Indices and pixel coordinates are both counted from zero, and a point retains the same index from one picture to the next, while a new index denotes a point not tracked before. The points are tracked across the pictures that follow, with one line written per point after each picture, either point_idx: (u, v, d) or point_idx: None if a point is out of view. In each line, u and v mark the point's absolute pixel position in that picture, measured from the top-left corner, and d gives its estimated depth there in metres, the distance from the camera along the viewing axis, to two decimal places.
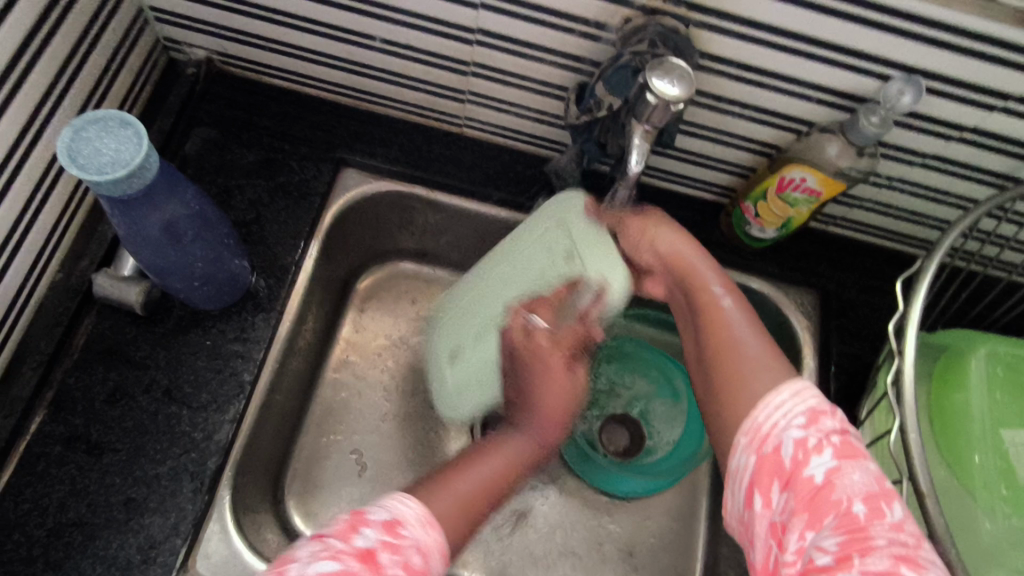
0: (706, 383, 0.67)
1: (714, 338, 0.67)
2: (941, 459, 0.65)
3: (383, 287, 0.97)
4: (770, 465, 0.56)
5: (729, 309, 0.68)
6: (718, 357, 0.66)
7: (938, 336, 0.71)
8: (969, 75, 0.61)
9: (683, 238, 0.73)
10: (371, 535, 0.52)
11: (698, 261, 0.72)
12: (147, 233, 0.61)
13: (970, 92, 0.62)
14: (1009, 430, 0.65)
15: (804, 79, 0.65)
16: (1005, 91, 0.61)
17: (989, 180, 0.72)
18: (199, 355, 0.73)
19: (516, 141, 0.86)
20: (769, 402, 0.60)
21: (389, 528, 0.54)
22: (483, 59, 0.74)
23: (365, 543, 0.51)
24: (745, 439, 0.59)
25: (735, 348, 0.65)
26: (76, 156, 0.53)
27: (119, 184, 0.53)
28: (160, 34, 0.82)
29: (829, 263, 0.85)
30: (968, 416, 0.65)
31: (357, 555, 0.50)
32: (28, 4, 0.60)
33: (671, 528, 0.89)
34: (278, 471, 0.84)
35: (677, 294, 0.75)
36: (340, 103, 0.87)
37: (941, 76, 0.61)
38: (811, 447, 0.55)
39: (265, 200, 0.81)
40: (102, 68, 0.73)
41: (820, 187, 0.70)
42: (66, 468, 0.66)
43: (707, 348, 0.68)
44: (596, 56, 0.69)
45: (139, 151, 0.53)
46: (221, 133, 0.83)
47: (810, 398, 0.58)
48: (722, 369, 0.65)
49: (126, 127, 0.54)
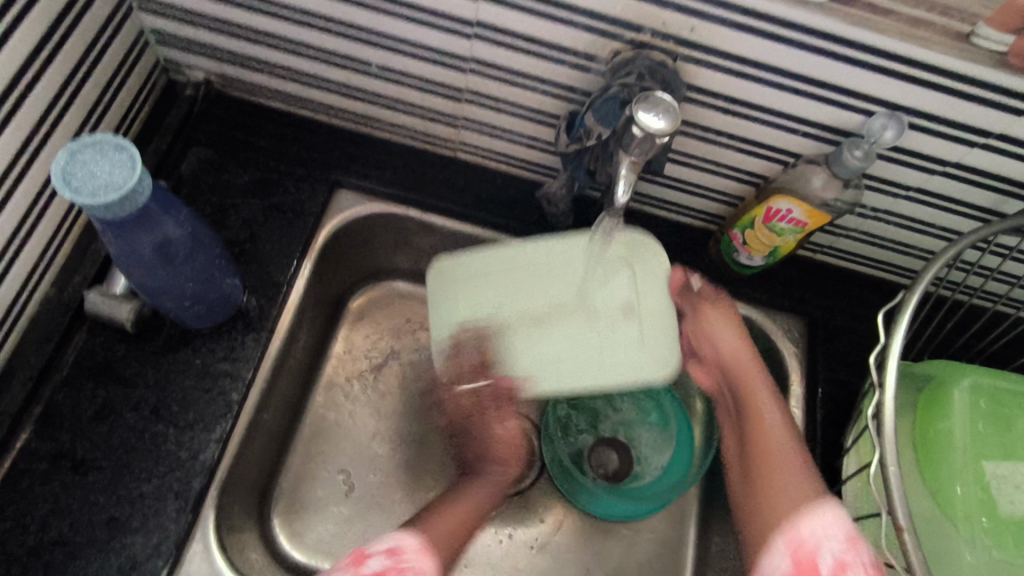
0: (748, 472, 0.74)
1: (759, 437, 0.73)
2: (923, 489, 0.66)
3: (375, 306, 0.98)
4: (806, 572, 0.60)
5: (778, 418, 0.73)
6: (760, 466, 0.72)
7: (922, 366, 0.72)
8: (950, 112, 0.62)
9: (742, 343, 0.79)
10: (378, 564, 0.63)
11: (752, 370, 0.77)
12: (139, 254, 0.62)
13: (951, 129, 0.64)
14: (990, 462, 0.65)
15: (790, 113, 0.67)
16: (985, 128, 0.63)
17: (973, 213, 0.73)
18: (188, 373, 0.73)
19: (508, 166, 0.87)
20: (814, 516, 0.63)
21: (392, 555, 0.65)
22: (476, 86, 0.75)
23: (374, 568, 0.63)
24: (782, 541, 0.64)
25: (778, 452, 0.71)
26: (71, 179, 0.53)
27: (108, 208, 0.54)
28: (160, 55, 0.83)
29: (816, 291, 0.86)
30: (949, 447, 0.65)
31: (362, 572, 0.62)
32: (29, 27, 0.61)
33: (657, 553, 0.89)
34: (265, 490, 0.84)
35: (726, 394, 0.82)
36: (337, 125, 0.88)
37: (923, 112, 0.63)
38: (846, 565, 0.58)
39: (259, 220, 0.82)
40: (101, 88, 0.74)
41: (806, 218, 0.72)
42: (51, 485, 0.66)
43: (751, 443, 0.74)
44: (587, 86, 0.71)
45: (133, 175, 0.54)
46: (217, 153, 0.84)
47: (848, 522, 0.62)
48: (765, 473, 0.71)
49: (119, 151, 0.55)
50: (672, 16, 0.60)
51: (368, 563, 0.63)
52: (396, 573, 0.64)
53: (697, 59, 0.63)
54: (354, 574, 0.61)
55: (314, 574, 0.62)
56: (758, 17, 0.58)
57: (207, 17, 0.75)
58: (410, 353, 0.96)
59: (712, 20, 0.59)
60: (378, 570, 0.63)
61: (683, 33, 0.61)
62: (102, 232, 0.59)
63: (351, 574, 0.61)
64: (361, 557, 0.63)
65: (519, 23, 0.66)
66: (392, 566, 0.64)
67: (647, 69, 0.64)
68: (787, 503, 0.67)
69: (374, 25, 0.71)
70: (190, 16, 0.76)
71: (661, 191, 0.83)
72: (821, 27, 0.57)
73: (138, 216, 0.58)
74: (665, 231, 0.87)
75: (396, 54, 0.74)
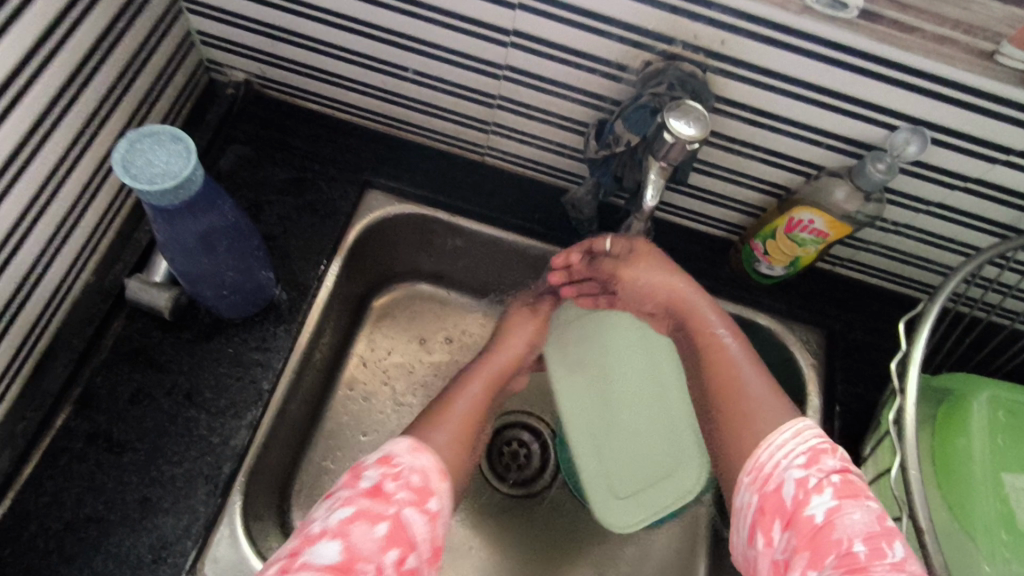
0: (713, 423, 0.71)
1: (718, 377, 0.72)
2: (942, 501, 0.66)
3: (399, 306, 1.00)
4: (771, 506, 0.59)
5: (731, 347, 0.73)
6: (718, 388, 0.72)
7: (943, 379, 0.72)
8: (972, 128, 0.64)
9: (684, 281, 0.78)
10: (377, 475, 0.59)
11: (697, 300, 0.77)
12: (184, 241, 0.64)
13: (974, 145, 0.65)
14: (1010, 475, 0.65)
15: (815, 126, 0.69)
16: (1008, 146, 0.64)
17: (993, 230, 0.75)
18: (221, 361, 0.75)
19: (535, 171, 0.89)
20: (771, 442, 0.63)
21: (386, 463, 0.61)
22: (509, 93, 0.77)
23: (370, 485, 0.58)
24: (749, 479, 0.62)
25: (739, 390, 0.69)
26: (130, 166, 0.56)
27: (165, 196, 0.57)
28: (205, 56, 0.86)
29: (835, 304, 0.87)
30: (969, 459, 0.66)
31: (367, 496, 0.57)
32: (91, 24, 0.64)
33: (671, 560, 0.90)
34: (287, 481, 0.86)
35: (679, 332, 0.81)
36: (370, 128, 0.91)
37: (945, 128, 0.64)
38: (811, 487, 0.57)
39: (293, 216, 0.84)
40: (150, 84, 0.77)
41: (828, 229, 0.73)
42: (87, 464, 0.69)
43: (710, 386, 0.73)
44: (617, 95, 0.73)
45: (188, 165, 0.57)
46: (255, 150, 0.87)
47: (811, 438, 0.62)
48: (727, 406, 0.69)
49: (175, 142, 0.58)
50: (703, 28, 0.62)
51: (792, 473, 0.60)
52: (410, 480, 0.60)
53: (726, 70, 0.66)
54: (359, 513, 0.56)
55: (769, 499, 0.59)
56: (789, 30, 0.60)
57: (253, 20, 0.79)
58: (432, 352, 0.98)
59: (742, 33, 0.62)
60: (389, 554, 0.55)
61: (714, 45, 0.64)
62: (153, 220, 0.62)
63: (358, 510, 0.56)
64: (767, 473, 0.61)
65: (554, 32, 0.68)
66: (401, 481, 0.60)
67: (677, 79, 0.66)
68: (756, 425, 0.66)
69: (413, 31, 0.73)
70: (236, 19, 0.79)
71: (685, 200, 0.85)
72: (849, 42, 0.59)
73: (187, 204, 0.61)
74: (686, 240, 0.89)
75: (432, 60, 0.76)
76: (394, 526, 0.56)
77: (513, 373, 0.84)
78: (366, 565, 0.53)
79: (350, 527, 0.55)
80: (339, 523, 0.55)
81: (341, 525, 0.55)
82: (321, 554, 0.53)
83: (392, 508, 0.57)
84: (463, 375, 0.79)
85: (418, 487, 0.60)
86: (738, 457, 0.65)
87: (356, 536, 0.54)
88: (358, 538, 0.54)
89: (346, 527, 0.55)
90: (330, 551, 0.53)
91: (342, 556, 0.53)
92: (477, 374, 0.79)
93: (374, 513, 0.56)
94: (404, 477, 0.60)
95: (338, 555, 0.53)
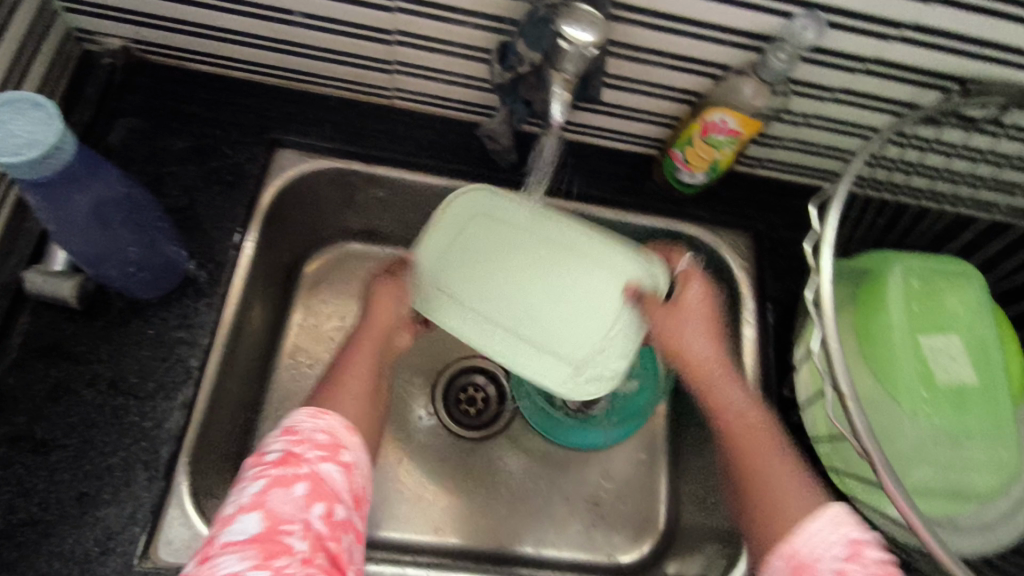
0: (739, 483, 0.67)
1: (742, 454, 0.67)
2: (868, 373, 0.69)
3: (332, 270, 0.97)
4: None
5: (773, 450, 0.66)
6: (745, 469, 0.67)
7: (855, 263, 0.76)
8: (861, 5, 0.64)
9: (717, 359, 0.74)
10: (281, 445, 0.57)
11: (717, 376, 0.73)
12: (75, 218, 0.61)
13: (864, 23, 0.66)
14: (926, 337, 0.69)
15: (714, 22, 0.68)
16: (896, 19, 0.65)
17: (892, 108, 0.77)
18: (143, 347, 0.72)
19: (448, 110, 0.87)
20: (807, 530, 0.57)
21: (290, 432, 0.58)
22: (406, 27, 0.74)
23: (277, 455, 0.55)
24: (780, 560, 0.57)
25: (761, 469, 0.65)
26: None
27: (38, 168, 0.53)
28: (72, 24, 0.79)
29: (758, 206, 0.89)
30: (887, 330, 0.69)
31: (277, 465, 0.54)
32: None
33: (635, 474, 0.92)
34: (239, 459, 0.84)
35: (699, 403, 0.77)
36: (271, 84, 0.86)
37: (836, 8, 0.65)
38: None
39: (200, 186, 0.80)
40: (11, 59, 0.70)
41: (740, 127, 0.73)
42: (12, 468, 0.65)
43: (734, 463, 0.68)
44: (516, 15, 0.70)
45: (53, 132, 0.53)
46: (146, 121, 0.81)
47: (849, 529, 0.55)
48: (749, 487, 0.65)
49: (36, 107, 0.53)
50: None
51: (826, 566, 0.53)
52: (318, 441, 0.58)
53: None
54: (271, 482, 0.53)
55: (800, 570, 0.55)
56: None
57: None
58: None
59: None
60: (314, 511, 0.52)
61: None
62: (32, 196, 0.57)
63: (271, 480, 0.53)
64: (804, 560, 0.55)
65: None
66: (310, 444, 0.58)
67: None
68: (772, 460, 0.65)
69: None
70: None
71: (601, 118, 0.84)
72: None
73: (67, 175, 0.57)
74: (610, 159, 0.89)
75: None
76: (314, 483, 0.54)
77: (393, 336, 0.79)
78: (289, 531, 0.50)
79: (266, 497, 0.52)
80: (253, 496, 0.52)
81: (257, 497, 0.52)
82: (242, 527, 0.49)
83: (305, 469, 0.55)
84: (354, 340, 0.76)
85: (329, 444, 0.59)
86: (773, 536, 0.59)
87: (273, 502, 0.51)
88: (276, 504, 0.51)
89: (262, 496, 0.52)
90: (248, 526, 0.50)
91: (264, 526, 0.50)
92: (367, 337, 0.76)
93: (288, 478, 0.53)
94: (310, 441, 0.58)
95: (256, 526, 0.50)
